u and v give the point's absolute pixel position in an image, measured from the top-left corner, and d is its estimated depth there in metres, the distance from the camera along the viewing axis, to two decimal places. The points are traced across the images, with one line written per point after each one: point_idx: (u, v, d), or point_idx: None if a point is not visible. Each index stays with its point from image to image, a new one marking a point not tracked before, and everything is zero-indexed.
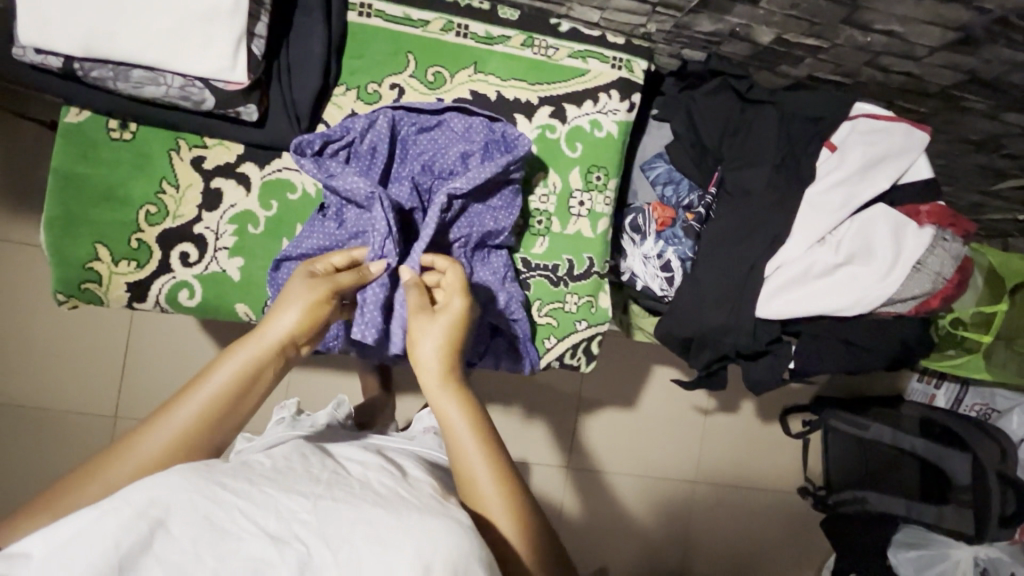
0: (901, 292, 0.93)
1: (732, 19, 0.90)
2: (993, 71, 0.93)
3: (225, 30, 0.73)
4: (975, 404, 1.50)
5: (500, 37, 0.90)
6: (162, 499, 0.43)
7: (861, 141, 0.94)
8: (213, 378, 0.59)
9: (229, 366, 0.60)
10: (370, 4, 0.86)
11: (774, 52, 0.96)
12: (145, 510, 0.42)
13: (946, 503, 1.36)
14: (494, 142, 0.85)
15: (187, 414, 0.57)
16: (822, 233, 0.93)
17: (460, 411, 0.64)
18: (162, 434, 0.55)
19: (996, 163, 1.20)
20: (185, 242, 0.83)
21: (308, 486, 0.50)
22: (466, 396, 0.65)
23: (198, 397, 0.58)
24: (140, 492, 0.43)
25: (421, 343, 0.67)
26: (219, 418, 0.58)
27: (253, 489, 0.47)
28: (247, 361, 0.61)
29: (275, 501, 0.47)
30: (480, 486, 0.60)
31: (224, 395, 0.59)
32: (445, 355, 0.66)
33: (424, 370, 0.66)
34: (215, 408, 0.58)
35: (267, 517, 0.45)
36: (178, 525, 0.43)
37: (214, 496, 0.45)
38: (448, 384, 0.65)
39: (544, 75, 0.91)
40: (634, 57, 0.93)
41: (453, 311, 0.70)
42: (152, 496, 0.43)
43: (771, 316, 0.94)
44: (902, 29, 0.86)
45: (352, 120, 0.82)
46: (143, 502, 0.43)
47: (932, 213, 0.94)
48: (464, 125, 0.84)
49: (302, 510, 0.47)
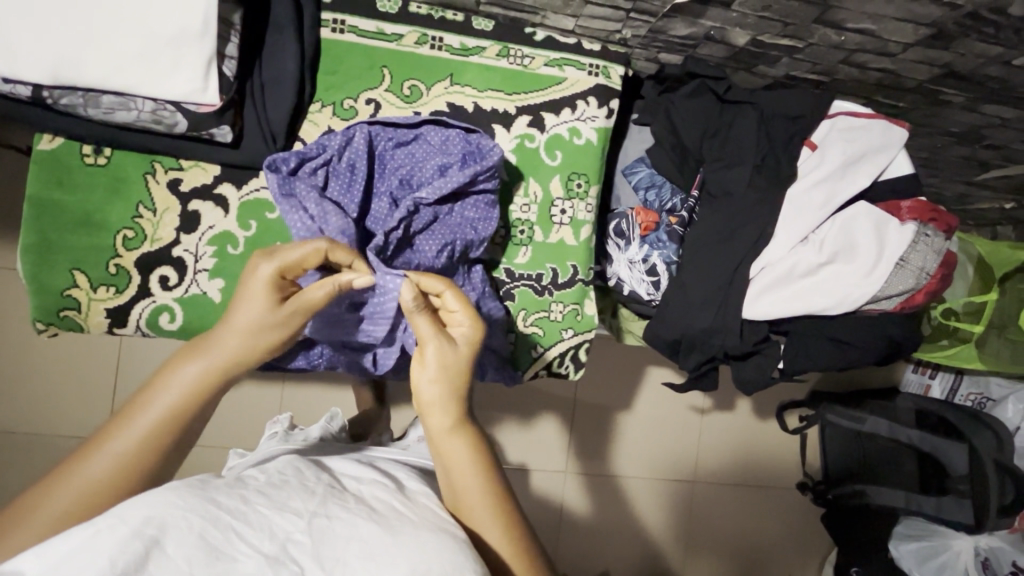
0: (885, 290, 0.92)
1: (706, 23, 0.89)
2: (969, 64, 0.92)
3: (193, 54, 0.72)
4: (970, 394, 1.50)
5: (475, 49, 0.89)
6: (156, 518, 0.43)
7: (840, 139, 0.95)
8: (177, 381, 0.57)
9: (174, 384, 0.56)
10: (343, 20, 0.86)
11: (750, 54, 0.95)
12: (142, 528, 0.42)
13: (946, 493, 1.37)
14: (470, 154, 0.84)
15: (152, 414, 0.55)
16: (803, 234, 0.93)
17: (474, 452, 0.62)
18: (105, 461, 0.52)
19: (979, 154, 1.21)
20: (164, 265, 0.83)
21: (303, 502, 0.51)
22: (476, 438, 0.63)
23: (161, 401, 0.56)
24: (134, 510, 0.44)
25: (428, 381, 0.61)
26: (181, 420, 0.56)
27: (248, 507, 0.48)
28: (208, 367, 0.58)
29: (271, 521, 0.47)
30: (479, 524, 0.61)
31: (187, 398, 0.56)
32: (456, 402, 0.62)
33: (432, 412, 0.61)
34: (177, 414, 0.56)
35: (261, 538, 0.46)
36: (173, 544, 0.43)
37: (207, 514, 0.46)
38: (461, 427, 0.62)
39: (519, 85, 0.91)
40: (610, 63, 0.93)
41: (468, 348, 0.63)
42: (145, 514, 0.43)
43: (759, 317, 0.95)
44: (875, 27, 0.85)
45: (328, 138, 0.81)
46: (138, 520, 0.43)
47: (914, 209, 0.94)
48: (441, 138, 0.84)
49: (297, 529, 0.48)
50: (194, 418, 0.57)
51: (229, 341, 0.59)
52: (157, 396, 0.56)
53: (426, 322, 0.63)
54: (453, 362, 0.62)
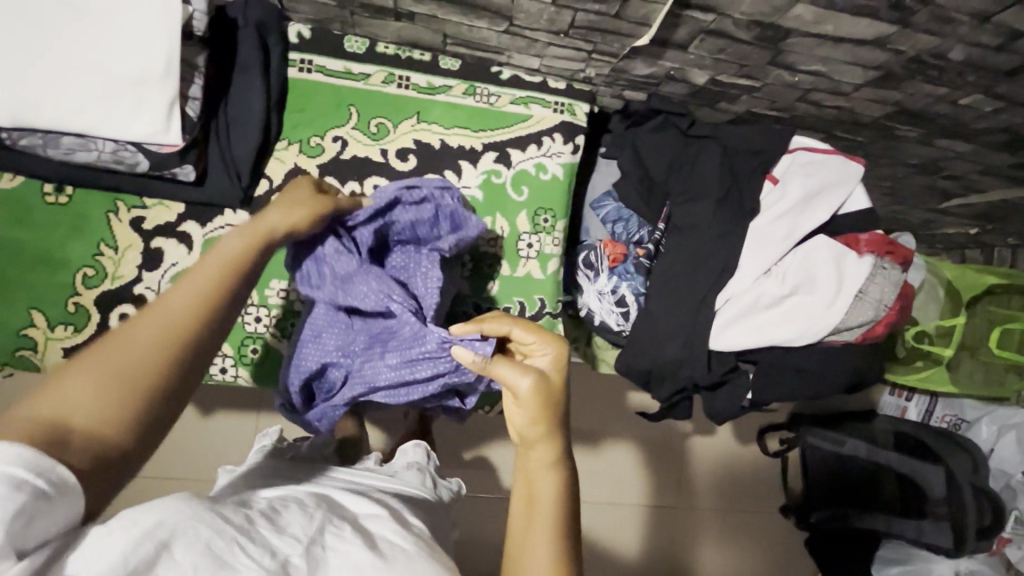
0: (845, 321, 0.94)
1: (665, 64, 0.91)
2: (919, 103, 0.96)
3: (153, 96, 0.72)
4: (946, 416, 1.53)
5: (441, 87, 0.91)
6: (168, 521, 0.45)
7: (799, 174, 0.97)
8: (225, 246, 0.57)
9: (218, 249, 0.56)
10: (310, 60, 0.88)
11: (711, 91, 0.97)
12: (152, 531, 0.43)
13: (925, 516, 1.38)
14: (442, 214, 0.82)
15: (206, 275, 0.54)
16: (766, 266, 0.95)
17: (560, 494, 0.60)
18: (152, 326, 0.49)
19: (940, 183, 1.24)
20: (125, 304, 0.82)
21: (302, 528, 0.53)
22: (566, 484, 0.61)
23: (214, 262, 0.55)
24: (147, 513, 0.44)
25: (516, 414, 0.63)
26: (234, 280, 0.55)
27: (253, 527, 0.50)
28: (249, 240, 0.59)
29: (270, 543, 0.49)
30: None
31: (239, 255, 0.57)
32: (547, 438, 0.62)
33: (529, 443, 0.62)
34: (232, 270, 0.55)
35: (263, 555, 0.47)
36: (181, 549, 0.44)
37: (214, 526, 0.47)
38: (552, 465, 0.61)
39: (486, 122, 0.93)
40: (575, 101, 0.96)
41: (557, 379, 0.65)
42: (157, 516, 0.44)
43: (725, 349, 0.96)
44: (826, 69, 0.88)
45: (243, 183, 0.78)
46: (150, 523, 0.44)
47: (871, 241, 0.96)
48: (414, 197, 0.81)
49: (295, 552, 0.50)
50: (252, 275, 0.57)
51: (269, 220, 0.63)
52: (208, 260, 0.55)
53: (509, 362, 0.65)
54: (548, 395, 0.63)
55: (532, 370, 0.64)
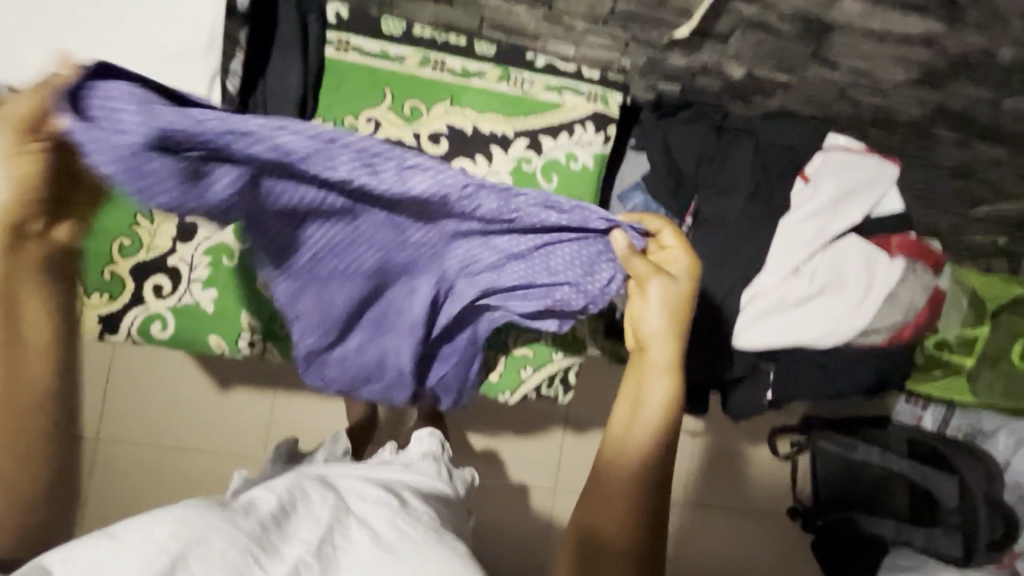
0: (873, 323, 0.94)
1: (703, 55, 0.90)
2: (960, 105, 0.94)
3: (195, 71, 0.73)
4: (962, 426, 1.44)
5: (476, 72, 0.91)
6: (180, 535, 0.47)
7: (834, 173, 0.96)
8: None
9: None
10: (347, 40, 0.88)
11: (747, 85, 0.96)
12: (165, 546, 0.46)
13: (936, 525, 1.35)
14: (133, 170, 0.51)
15: None
16: (794, 265, 0.94)
17: (659, 395, 0.60)
18: None
19: (972, 189, 1.22)
20: (160, 274, 0.84)
21: (312, 532, 0.54)
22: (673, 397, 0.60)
23: None
24: (155, 528, 0.47)
25: (649, 315, 0.63)
26: None
27: (266, 532, 0.52)
28: None
29: (284, 550, 0.51)
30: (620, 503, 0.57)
31: None
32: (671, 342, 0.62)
33: (652, 346, 0.62)
34: None
35: (277, 565, 0.49)
36: (196, 561, 0.46)
37: (229, 535, 0.49)
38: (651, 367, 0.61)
39: (519, 109, 0.92)
40: (610, 90, 0.94)
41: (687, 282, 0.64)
42: (170, 531, 0.47)
43: (749, 347, 0.95)
44: (868, 65, 0.86)
45: (117, 124, 0.50)
46: (162, 538, 0.46)
47: (902, 245, 0.95)
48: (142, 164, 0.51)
49: (308, 554, 0.51)
50: None
51: None
52: None
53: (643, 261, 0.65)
54: (671, 291, 0.63)
55: (665, 275, 0.64)
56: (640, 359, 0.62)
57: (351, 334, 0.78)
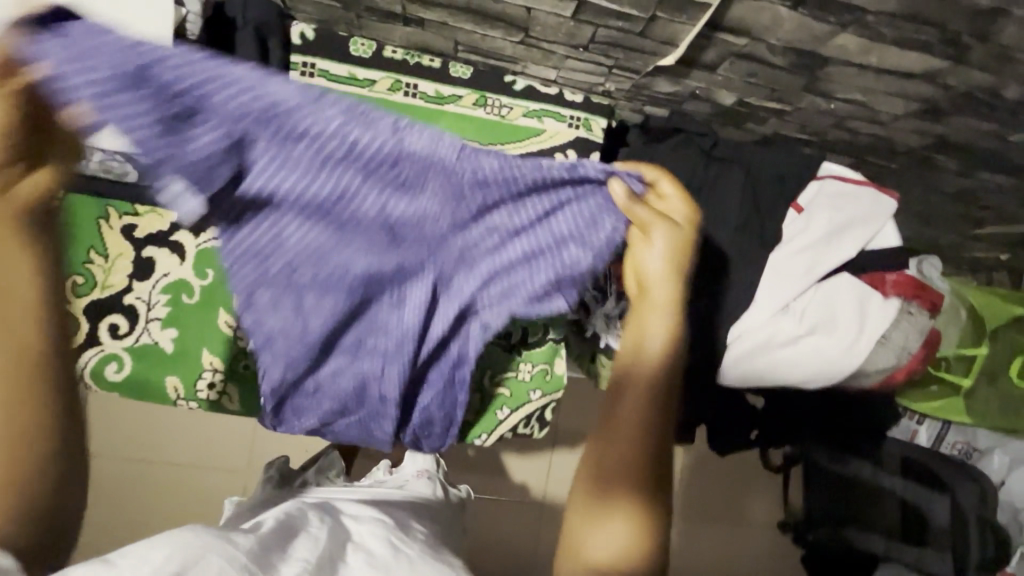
0: (865, 366, 0.89)
1: (690, 83, 0.85)
2: (964, 137, 0.89)
3: None
4: (956, 442, 1.34)
5: (451, 97, 0.86)
6: (179, 555, 0.43)
7: (828, 205, 0.91)
8: None
9: None
10: (312, 64, 0.83)
11: (738, 112, 0.91)
12: (165, 565, 0.42)
13: (927, 544, 1.31)
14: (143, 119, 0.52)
15: None
16: (784, 302, 0.89)
17: (661, 338, 0.60)
18: None
19: (974, 213, 1.17)
20: (114, 314, 0.81)
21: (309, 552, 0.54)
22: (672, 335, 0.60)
23: None
24: (156, 550, 0.43)
25: (652, 252, 0.61)
26: None
27: (264, 553, 0.50)
28: None
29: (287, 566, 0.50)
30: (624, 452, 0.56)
31: None
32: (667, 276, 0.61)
33: (652, 289, 0.61)
34: None
35: None
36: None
37: (227, 554, 0.46)
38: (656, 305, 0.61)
39: (495, 136, 0.87)
40: (592, 115, 0.90)
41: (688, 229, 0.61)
42: (170, 551, 0.43)
43: (733, 382, 0.92)
44: (865, 99, 0.81)
45: (87, 73, 0.49)
46: (160, 560, 0.42)
47: (899, 282, 0.90)
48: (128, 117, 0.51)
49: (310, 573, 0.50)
50: None
51: None
52: None
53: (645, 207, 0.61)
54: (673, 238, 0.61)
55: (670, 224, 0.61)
56: (644, 298, 0.62)
57: (326, 362, 0.70)
